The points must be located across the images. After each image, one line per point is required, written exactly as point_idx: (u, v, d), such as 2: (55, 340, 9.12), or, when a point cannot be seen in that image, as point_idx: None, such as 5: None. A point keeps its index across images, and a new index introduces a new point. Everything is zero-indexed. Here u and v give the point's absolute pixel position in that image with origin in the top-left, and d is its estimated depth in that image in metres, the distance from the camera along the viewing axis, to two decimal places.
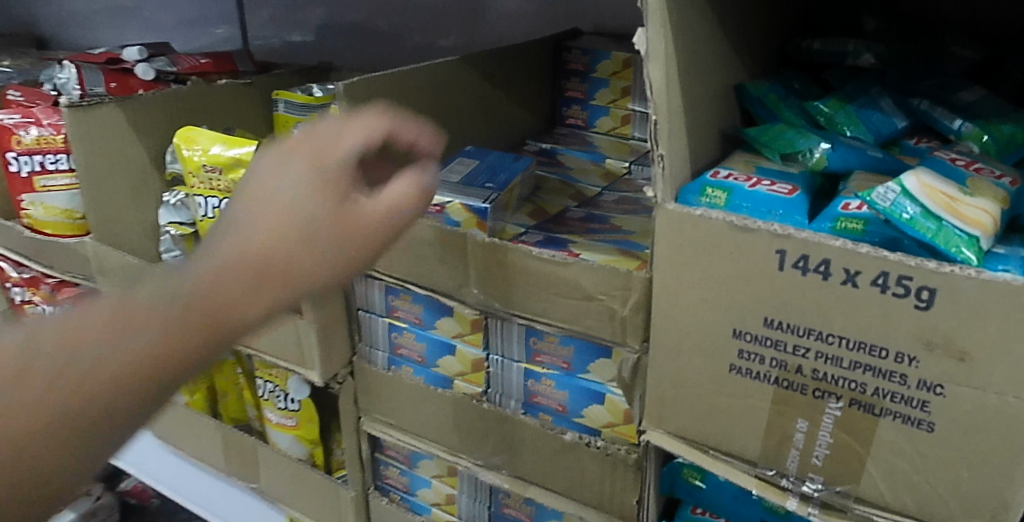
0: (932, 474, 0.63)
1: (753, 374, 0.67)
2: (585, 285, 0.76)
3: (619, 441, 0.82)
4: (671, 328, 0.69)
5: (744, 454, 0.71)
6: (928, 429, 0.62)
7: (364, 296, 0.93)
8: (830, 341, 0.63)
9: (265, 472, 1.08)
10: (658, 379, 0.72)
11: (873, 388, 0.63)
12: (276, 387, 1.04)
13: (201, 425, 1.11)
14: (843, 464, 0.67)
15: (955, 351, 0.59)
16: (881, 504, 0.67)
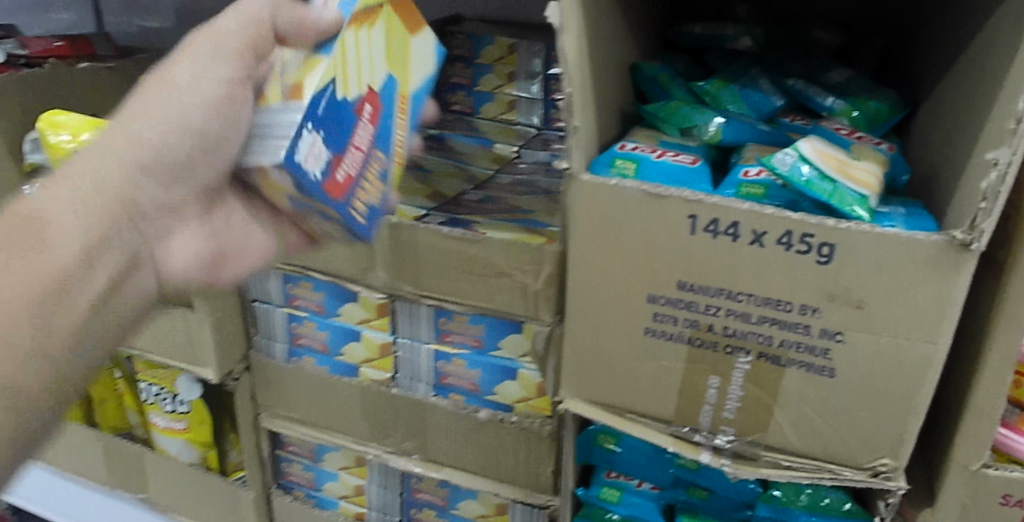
0: (833, 414, 0.69)
1: (667, 336, 0.69)
2: (497, 261, 0.75)
3: (533, 416, 0.81)
4: (587, 296, 0.70)
5: (660, 414, 0.73)
6: (829, 375, 0.68)
7: (258, 287, 0.87)
8: (739, 299, 0.67)
9: (153, 480, 1.01)
10: (575, 350, 0.73)
11: (779, 340, 0.68)
12: (162, 390, 0.96)
13: (77, 436, 1.03)
14: (754, 414, 0.71)
15: (854, 300, 0.64)
16: (788, 449, 0.72)
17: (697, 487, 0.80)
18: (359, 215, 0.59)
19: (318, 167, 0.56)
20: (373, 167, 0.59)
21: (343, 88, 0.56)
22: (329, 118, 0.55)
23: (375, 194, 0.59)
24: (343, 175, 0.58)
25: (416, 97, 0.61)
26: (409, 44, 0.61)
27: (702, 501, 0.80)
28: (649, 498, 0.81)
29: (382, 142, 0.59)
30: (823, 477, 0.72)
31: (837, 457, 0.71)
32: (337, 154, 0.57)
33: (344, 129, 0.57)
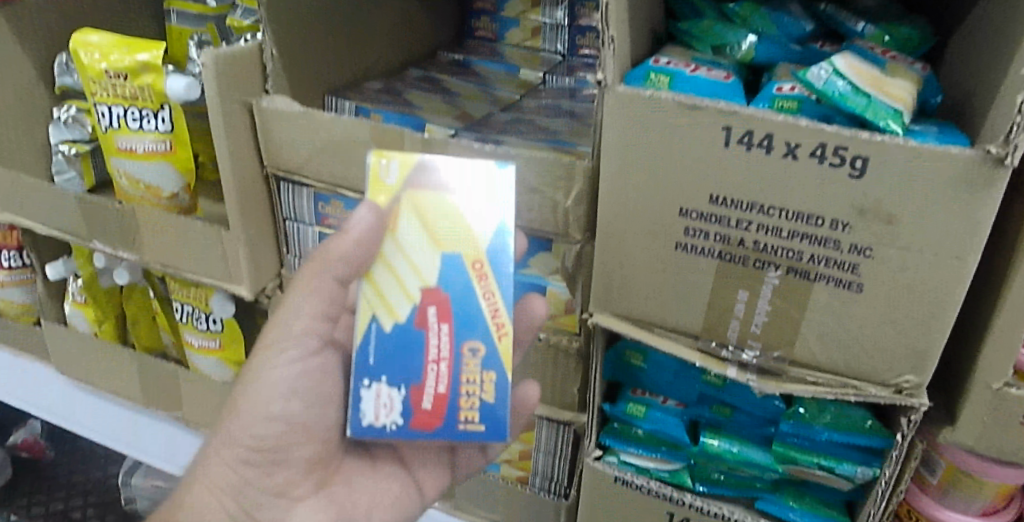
0: (859, 330, 0.69)
1: (698, 250, 0.70)
2: (527, 177, 0.75)
3: (560, 332, 0.83)
4: (616, 210, 0.71)
5: (687, 329, 0.74)
6: (857, 290, 0.68)
7: (292, 205, 0.89)
8: (770, 213, 0.67)
9: (188, 396, 1.05)
10: (604, 264, 0.74)
11: (808, 255, 0.68)
12: (194, 309, 1.00)
13: (115, 355, 1.07)
14: (781, 328, 0.72)
15: (883, 215, 0.64)
16: (814, 364, 0.73)
17: (721, 404, 0.82)
18: (471, 426, 0.66)
19: (394, 416, 0.67)
20: (469, 358, 0.67)
21: (390, 315, 0.67)
22: (386, 358, 0.67)
23: (490, 393, 0.67)
24: (432, 401, 0.66)
25: (493, 252, 0.67)
26: (465, 224, 0.66)
27: (726, 418, 0.82)
28: (674, 414, 0.82)
29: (459, 345, 0.67)
30: (846, 393, 0.72)
31: (861, 372, 0.72)
32: (449, 395, 0.67)
33: (409, 367, 0.67)
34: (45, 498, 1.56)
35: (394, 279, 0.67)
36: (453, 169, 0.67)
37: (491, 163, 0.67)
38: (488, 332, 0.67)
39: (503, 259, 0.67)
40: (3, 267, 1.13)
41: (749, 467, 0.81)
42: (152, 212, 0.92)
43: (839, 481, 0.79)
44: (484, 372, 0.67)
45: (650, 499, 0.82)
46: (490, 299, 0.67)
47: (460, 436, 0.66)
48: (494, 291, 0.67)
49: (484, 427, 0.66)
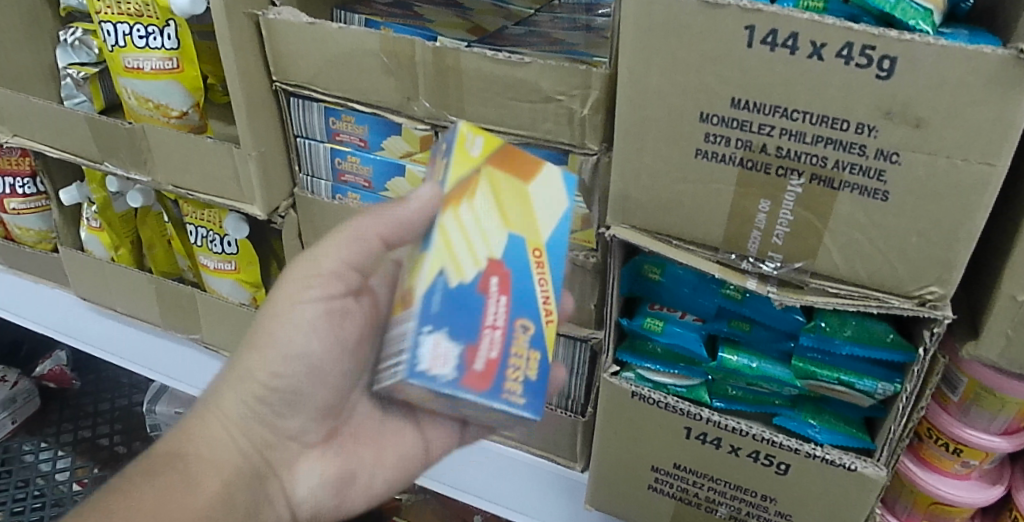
0: (883, 240, 0.67)
1: (719, 158, 0.68)
2: (543, 86, 0.73)
3: (576, 248, 0.82)
4: (635, 117, 0.69)
5: (706, 241, 0.73)
6: (882, 199, 0.65)
7: (303, 122, 0.88)
8: (794, 117, 0.64)
9: (206, 319, 1.06)
10: (622, 174, 0.73)
11: (833, 162, 0.65)
12: (209, 232, 1.01)
13: (131, 278, 1.08)
14: (803, 239, 0.69)
15: (911, 119, 0.61)
16: (835, 276, 0.70)
17: (739, 319, 0.81)
18: (513, 399, 0.59)
19: (445, 368, 0.56)
20: (523, 335, 0.61)
21: (455, 271, 0.58)
22: (447, 310, 0.57)
23: (534, 371, 0.61)
24: (485, 364, 0.58)
25: (551, 246, 0.63)
26: (533, 212, 0.63)
27: (744, 333, 0.81)
28: (692, 329, 0.82)
29: (512, 319, 0.60)
30: (868, 305, 0.70)
31: (884, 284, 0.69)
32: (499, 365, 0.58)
33: (468, 328, 0.58)
34: (77, 427, 1.59)
35: (465, 242, 0.59)
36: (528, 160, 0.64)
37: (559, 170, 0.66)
38: (537, 309, 0.62)
39: (558, 255, 0.63)
40: (19, 194, 1.16)
41: (768, 383, 0.81)
42: (161, 131, 0.91)
43: (859, 396, 0.78)
44: (530, 355, 0.61)
45: (667, 414, 0.81)
46: (548, 284, 0.63)
47: (506, 405, 0.58)
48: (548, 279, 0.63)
49: (526, 402, 0.59)
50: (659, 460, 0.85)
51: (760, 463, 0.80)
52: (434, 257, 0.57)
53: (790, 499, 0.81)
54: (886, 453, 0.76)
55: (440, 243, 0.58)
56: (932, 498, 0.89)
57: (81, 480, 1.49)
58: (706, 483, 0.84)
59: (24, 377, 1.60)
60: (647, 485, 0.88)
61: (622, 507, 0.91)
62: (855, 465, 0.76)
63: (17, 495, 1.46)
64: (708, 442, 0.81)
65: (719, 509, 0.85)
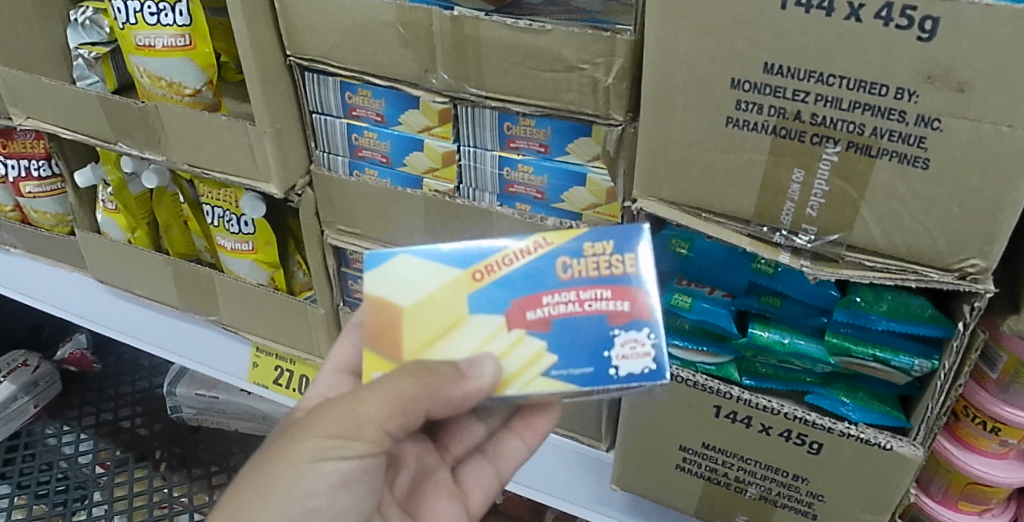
0: (923, 211, 0.63)
1: (751, 126, 0.65)
2: (565, 55, 0.71)
3: (601, 223, 0.80)
4: (663, 85, 0.67)
5: (737, 213, 0.70)
6: (923, 167, 0.61)
7: (319, 98, 0.86)
8: (830, 82, 0.61)
9: (225, 301, 1.05)
10: (649, 145, 0.70)
11: (871, 128, 0.62)
12: (226, 211, 1.00)
13: (149, 260, 1.07)
14: (838, 210, 0.66)
15: (955, 83, 0.57)
16: (872, 249, 0.67)
17: (770, 295, 0.79)
18: (628, 266, 0.61)
19: (643, 359, 0.60)
20: (574, 269, 0.62)
21: (538, 358, 0.61)
22: (577, 350, 0.61)
23: (602, 246, 0.62)
24: (619, 302, 0.61)
25: (467, 256, 0.64)
26: (435, 292, 0.63)
27: (775, 309, 0.78)
28: (721, 305, 0.79)
29: (557, 280, 0.62)
30: (906, 279, 0.66)
31: (922, 257, 0.65)
32: (614, 286, 0.61)
33: (586, 326, 0.61)
34: (102, 409, 1.60)
35: (502, 353, 0.62)
36: (372, 310, 0.64)
37: (366, 272, 0.65)
38: (537, 259, 0.62)
39: (476, 248, 0.64)
40: (34, 176, 1.15)
41: (800, 360, 0.79)
42: (174, 110, 0.90)
43: (895, 374, 0.75)
44: (596, 243, 0.62)
45: (695, 392, 0.79)
46: (503, 254, 0.63)
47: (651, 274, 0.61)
48: (503, 253, 0.63)
49: (634, 255, 0.61)
50: (687, 439, 0.83)
51: (792, 442, 0.77)
52: (527, 391, 0.61)
53: (823, 480, 0.78)
54: (922, 433, 0.73)
55: (513, 385, 0.61)
56: (970, 479, 0.85)
57: (104, 462, 1.50)
58: (735, 463, 0.82)
59: (47, 360, 1.61)
60: (674, 464, 0.86)
61: (649, 487, 0.89)
62: (890, 445, 0.73)
63: (41, 478, 1.47)
64: (739, 422, 0.79)
65: (748, 490, 0.83)
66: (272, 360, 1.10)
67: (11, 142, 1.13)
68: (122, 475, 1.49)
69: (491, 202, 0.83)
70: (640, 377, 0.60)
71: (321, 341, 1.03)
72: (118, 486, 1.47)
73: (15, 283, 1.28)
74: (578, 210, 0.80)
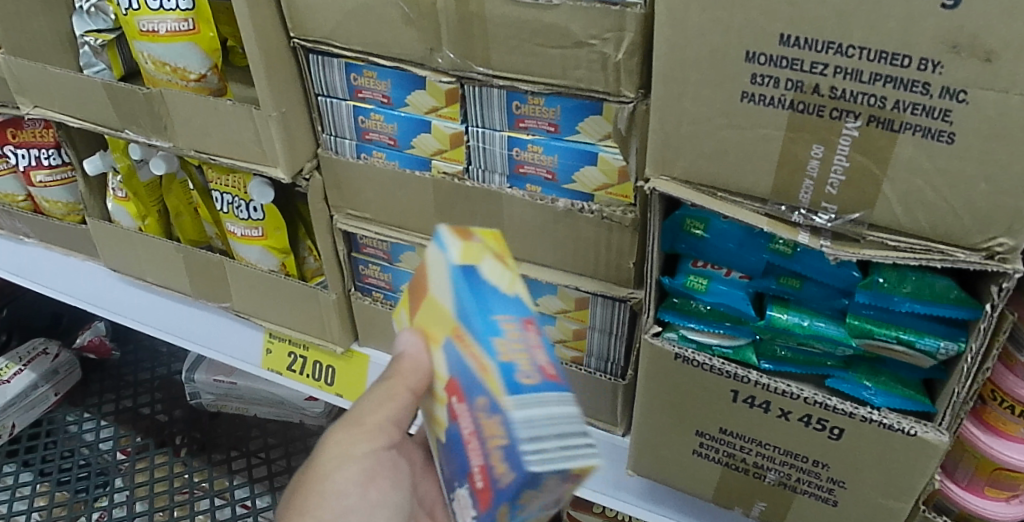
0: (949, 188, 0.60)
1: (767, 101, 0.63)
2: (574, 30, 0.68)
3: (613, 204, 0.78)
4: (674, 60, 0.64)
5: (754, 192, 0.68)
6: (948, 142, 0.59)
7: (324, 80, 0.84)
8: (850, 53, 0.58)
9: (236, 288, 1.05)
10: (661, 122, 0.68)
11: (893, 102, 0.59)
12: (235, 198, 0.99)
13: (160, 247, 1.07)
14: (859, 188, 0.64)
15: (981, 52, 0.54)
16: (894, 228, 0.64)
17: (789, 276, 0.76)
18: (501, 466, 0.57)
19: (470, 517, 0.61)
20: (486, 417, 0.58)
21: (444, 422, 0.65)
22: (453, 469, 0.63)
23: (500, 439, 0.57)
24: (481, 477, 0.58)
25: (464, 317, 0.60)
26: (437, 312, 0.63)
27: (794, 291, 0.76)
28: (738, 287, 0.77)
29: (472, 409, 0.59)
30: (931, 259, 0.63)
31: (947, 236, 0.62)
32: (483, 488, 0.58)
33: (461, 461, 0.61)
34: (122, 397, 1.61)
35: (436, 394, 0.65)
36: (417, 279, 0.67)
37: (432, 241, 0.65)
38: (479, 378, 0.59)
39: (482, 319, 0.59)
40: (44, 165, 1.15)
41: (820, 342, 0.76)
42: (179, 95, 0.89)
43: (919, 358, 0.72)
44: (498, 426, 0.57)
45: (712, 377, 0.77)
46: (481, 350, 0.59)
47: (507, 494, 0.56)
48: (478, 346, 0.59)
49: (512, 473, 0.56)
50: (704, 424, 0.81)
51: (812, 427, 0.75)
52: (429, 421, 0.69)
53: (844, 466, 0.76)
54: (948, 418, 0.70)
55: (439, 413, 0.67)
56: (996, 464, 0.81)
57: (125, 448, 1.51)
58: (754, 448, 0.80)
59: (66, 349, 1.63)
60: (691, 450, 0.84)
61: (666, 473, 0.87)
62: (914, 430, 0.70)
63: (63, 465, 1.48)
64: (757, 406, 0.77)
65: (767, 476, 0.81)
66: (285, 346, 1.10)
67: (20, 132, 1.14)
68: (143, 461, 1.49)
69: (500, 185, 0.82)
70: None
71: (334, 326, 1.02)
72: (139, 472, 1.47)
73: (29, 271, 1.28)
74: (589, 191, 0.78)
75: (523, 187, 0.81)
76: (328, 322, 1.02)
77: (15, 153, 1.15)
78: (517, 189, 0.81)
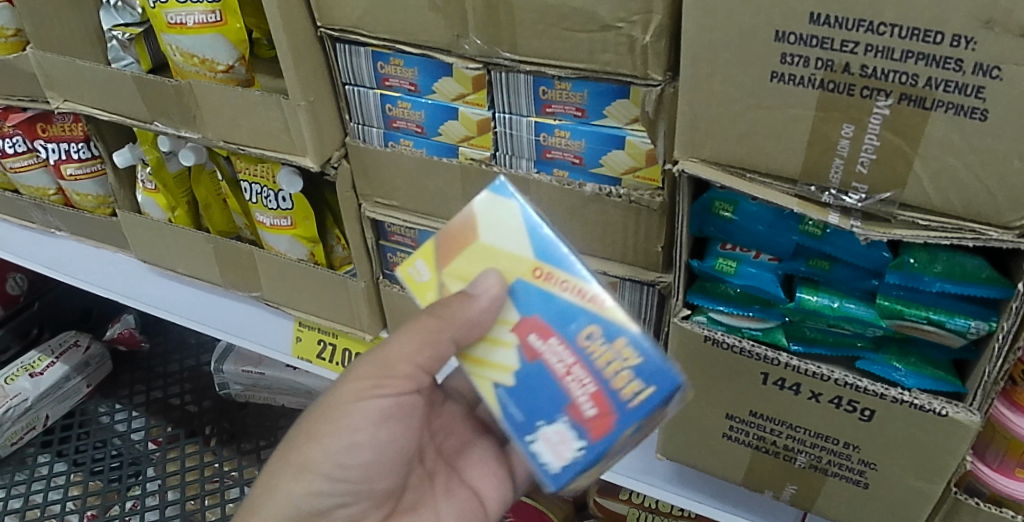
0: (982, 165, 0.60)
1: (796, 81, 0.63)
2: (601, 14, 0.68)
3: (641, 188, 0.78)
4: (702, 41, 0.64)
5: (783, 174, 0.68)
6: (980, 119, 0.58)
7: (350, 68, 0.85)
8: (881, 31, 0.58)
9: (266, 276, 1.06)
10: (690, 104, 0.68)
11: (924, 79, 0.59)
12: (264, 188, 1.00)
13: (190, 238, 1.09)
14: (890, 167, 0.63)
15: (1014, 28, 0.54)
16: (926, 207, 0.64)
17: (819, 257, 0.76)
18: (631, 393, 0.58)
19: (563, 456, 0.61)
20: (597, 343, 0.59)
21: (503, 369, 0.63)
22: (529, 407, 0.62)
23: (631, 356, 0.58)
24: (590, 405, 0.59)
25: (541, 254, 0.61)
26: (504, 257, 0.63)
27: (823, 272, 0.76)
28: (767, 269, 0.77)
29: (575, 337, 0.60)
30: (963, 238, 0.63)
31: (980, 214, 0.62)
32: (602, 388, 0.59)
33: (551, 390, 0.61)
34: (152, 387, 1.64)
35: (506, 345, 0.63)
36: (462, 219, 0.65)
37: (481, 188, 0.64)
38: (581, 305, 0.60)
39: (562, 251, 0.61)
40: (74, 159, 1.16)
41: (850, 324, 0.76)
42: (207, 86, 0.90)
43: (950, 337, 0.72)
44: (613, 340, 0.59)
45: (742, 359, 0.77)
46: (568, 277, 0.60)
47: (639, 413, 0.58)
48: (568, 279, 0.60)
49: (652, 387, 0.58)
50: (734, 407, 0.81)
51: (843, 409, 0.75)
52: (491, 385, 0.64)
53: (875, 448, 0.76)
54: (979, 398, 0.70)
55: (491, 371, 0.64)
56: None
57: (156, 438, 1.54)
58: (784, 431, 0.80)
59: (97, 341, 1.66)
60: (722, 433, 0.84)
61: (695, 457, 0.88)
62: (945, 411, 0.70)
63: (96, 455, 1.51)
64: (787, 388, 0.77)
65: (798, 458, 0.81)
66: (314, 333, 1.11)
67: (50, 126, 1.16)
68: (173, 450, 1.51)
69: (527, 171, 0.82)
70: (559, 472, 0.61)
71: (363, 313, 1.02)
72: (170, 462, 1.50)
73: (60, 264, 1.30)
74: (618, 176, 0.79)
75: (549, 173, 0.82)
76: (356, 311, 1.03)
77: (46, 147, 1.17)
78: (543, 174, 0.82)
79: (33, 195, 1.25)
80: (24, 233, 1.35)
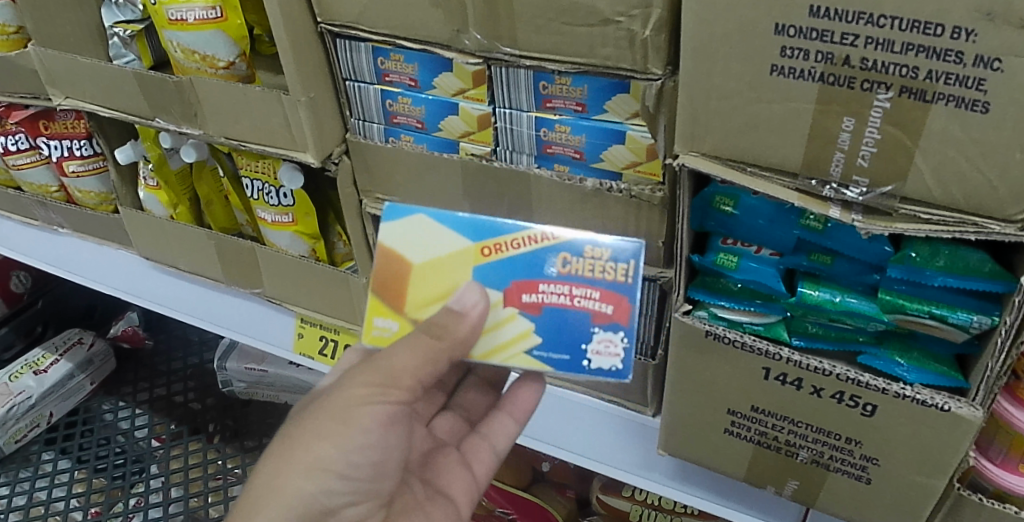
0: (983, 158, 0.60)
1: (796, 74, 0.63)
2: (601, 8, 0.68)
3: (642, 182, 0.78)
4: (702, 35, 0.64)
5: (784, 168, 0.67)
6: (982, 111, 0.58)
7: (351, 64, 0.85)
8: (881, 24, 0.58)
9: (267, 272, 1.06)
10: (691, 98, 0.68)
11: (925, 72, 0.58)
12: (265, 184, 1.00)
13: (191, 235, 1.09)
14: (891, 160, 0.63)
15: (1015, 20, 0.54)
16: (928, 200, 0.64)
17: (820, 252, 0.76)
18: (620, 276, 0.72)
19: (613, 357, 0.72)
20: (570, 262, 0.72)
21: (521, 338, 0.73)
22: (562, 343, 0.72)
23: (602, 256, 0.72)
24: (605, 306, 0.72)
25: (473, 233, 0.74)
26: (446, 257, 0.74)
27: (825, 267, 0.76)
28: (768, 264, 0.77)
29: (556, 273, 0.72)
30: (965, 231, 0.63)
31: (981, 207, 0.62)
32: (605, 289, 0.72)
33: (573, 319, 0.72)
34: (155, 385, 1.64)
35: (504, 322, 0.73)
36: (387, 262, 0.75)
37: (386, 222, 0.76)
38: (538, 249, 0.73)
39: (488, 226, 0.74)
40: (77, 156, 1.17)
41: (851, 318, 0.76)
42: (208, 82, 0.90)
43: (953, 332, 0.71)
44: (596, 248, 0.72)
45: (743, 354, 0.77)
46: (512, 238, 0.73)
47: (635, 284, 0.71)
48: (506, 242, 0.73)
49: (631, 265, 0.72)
50: (736, 402, 0.81)
51: (844, 404, 0.75)
52: (509, 363, 0.73)
53: (877, 443, 0.76)
54: (981, 393, 0.69)
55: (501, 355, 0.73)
56: None
57: (159, 435, 1.54)
58: (786, 426, 0.80)
59: (100, 338, 1.66)
60: (724, 429, 0.84)
61: (697, 453, 0.87)
62: (948, 406, 0.70)
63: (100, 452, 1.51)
64: (789, 383, 0.77)
65: (800, 454, 0.81)
66: (316, 329, 1.11)
67: (52, 123, 1.16)
68: (177, 448, 1.52)
69: (528, 166, 0.82)
70: (610, 372, 0.72)
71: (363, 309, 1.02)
72: (173, 459, 1.50)
73: (64, 261, 1.31)
74: (618, 171, 0.79)
75: (549, 167, 0.82)
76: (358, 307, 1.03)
77: (48, 144, 1.17)
78: (543, 169, 0.82)
79: (35, 192, 1.26)
80: (27, 230, 1.35)
